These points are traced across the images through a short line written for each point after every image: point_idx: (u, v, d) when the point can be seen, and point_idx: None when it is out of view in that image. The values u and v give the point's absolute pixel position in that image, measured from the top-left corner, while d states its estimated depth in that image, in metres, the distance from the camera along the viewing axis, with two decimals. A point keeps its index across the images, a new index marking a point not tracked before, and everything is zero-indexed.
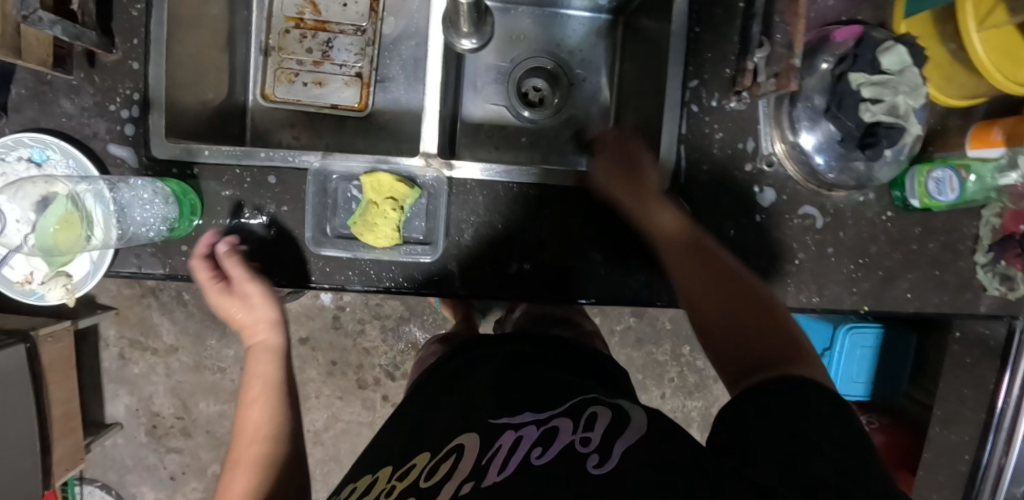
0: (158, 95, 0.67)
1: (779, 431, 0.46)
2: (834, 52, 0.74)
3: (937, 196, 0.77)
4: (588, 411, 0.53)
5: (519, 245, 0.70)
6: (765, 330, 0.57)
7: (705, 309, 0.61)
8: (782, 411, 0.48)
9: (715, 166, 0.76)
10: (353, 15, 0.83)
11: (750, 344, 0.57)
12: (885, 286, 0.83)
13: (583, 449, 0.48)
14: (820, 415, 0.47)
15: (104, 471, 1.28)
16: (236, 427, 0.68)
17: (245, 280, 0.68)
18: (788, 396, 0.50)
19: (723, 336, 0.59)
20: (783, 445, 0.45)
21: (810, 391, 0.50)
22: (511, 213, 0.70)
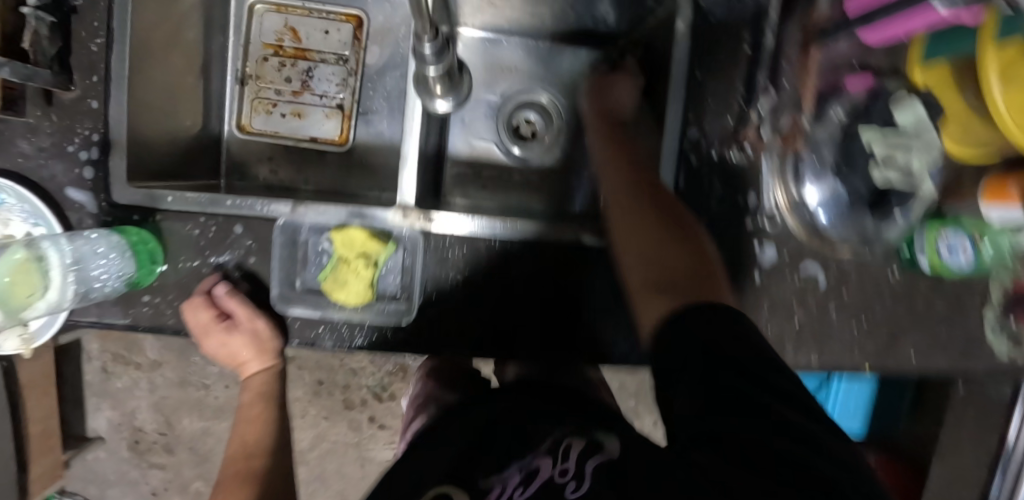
0: (118, 136, 0.63)
1: (714, 398, 0.47)
2: (848, 103, 0.67)
3: (948, 259, 0.72)
4: (562, 442, 0.55)
5: (492, 295, 0.66)
6: (679, 257, 0.59)
7: (627, 244, 0.61)
8: (705, 356, 0.49)
9: (712, 222, 0.72)
10: (335, 44, 0.79)
11: (661, 267, 0.58)
12: (889, 346, 0.77)
13: (561, 480, 0.51)
14: (742, 362, 0.48)
15: (86, 484, 1.27)
16: (232, 441, 0.69)
17: (250, 315, 0.64)
18: (705, 328, 0.50)
19: (638, 264, 0.60)
20: (720, 416, 0.46)
21: (725, 320, 0.51)
22: (489, 266, 0.66)
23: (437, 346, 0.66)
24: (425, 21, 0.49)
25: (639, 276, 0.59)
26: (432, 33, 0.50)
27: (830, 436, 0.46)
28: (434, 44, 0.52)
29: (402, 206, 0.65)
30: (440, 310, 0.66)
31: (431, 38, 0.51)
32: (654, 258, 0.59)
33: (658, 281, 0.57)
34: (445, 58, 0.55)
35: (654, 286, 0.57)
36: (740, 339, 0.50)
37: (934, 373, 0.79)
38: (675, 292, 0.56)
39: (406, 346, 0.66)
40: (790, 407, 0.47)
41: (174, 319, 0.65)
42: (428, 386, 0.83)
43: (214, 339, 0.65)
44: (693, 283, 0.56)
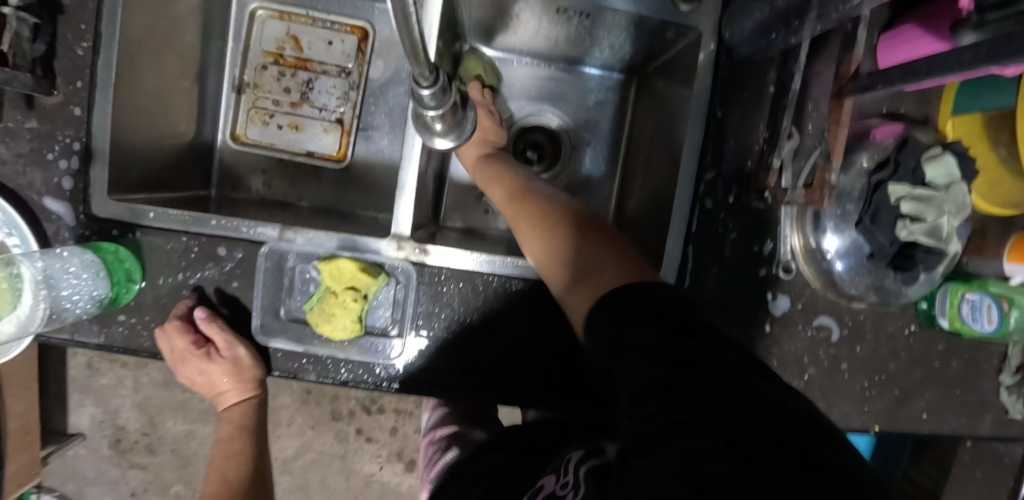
0: (101, 147, 0.60)
1: (653, 376, 0.41)
2: (874, 154, 0.65)
3: (970, 323, 0.68)
4: (565, 458, 0.52)
5: (499, 335, 0.62)
6: (597, 249, 0.53)
7: (546, 236, 0.57)
8: (633, 333, 0.43)
9: (726, 269, 0.67)
10: (338, 55, 0.75)
11: (578, 259, 0.54)
12: (901, 407, 0.72)
13: (562, 493, 0.48)
14: (678, 330, 0.43)
15: (64, 481, 1.23)
16: (208, 474, 0.66)
17: (232, 342, 0.61)
18: (635, 304, 0.45)
19: (556, 259, 0.55)
20: (661, 394, 0.40)
21: (656, 296, 0.46)
22: (499, 305, 0.62)
23: (436, 382, 0.62)
24: (426, 66, 0.44)
25: (562, 274, 0.54)
26: (431, 78, 0.45)
27: (788, 394, 0.40)
28: (433, 90, 0.47)
29: (396, 237, 0.62)
30: (447, 349, 0.62)
31: (430, 84, 0.46)
32: (572, 254, 0.54)
33: (579, 278, 0.52)
34: (447, 100, 0.50)
35: (572, 282, 0.53)
36: (672, 308, 0.44)
37: (947, 436, 0.74)
38: (595, 283, 0.51)
39: (410, 387, 0.62)
40: (741, 369, 0.40)
41: (151, 341, 0.62)
42: (451, 425, 0.81)
43: (192, 367, 0.62)
44: (606, 271, 0.51)
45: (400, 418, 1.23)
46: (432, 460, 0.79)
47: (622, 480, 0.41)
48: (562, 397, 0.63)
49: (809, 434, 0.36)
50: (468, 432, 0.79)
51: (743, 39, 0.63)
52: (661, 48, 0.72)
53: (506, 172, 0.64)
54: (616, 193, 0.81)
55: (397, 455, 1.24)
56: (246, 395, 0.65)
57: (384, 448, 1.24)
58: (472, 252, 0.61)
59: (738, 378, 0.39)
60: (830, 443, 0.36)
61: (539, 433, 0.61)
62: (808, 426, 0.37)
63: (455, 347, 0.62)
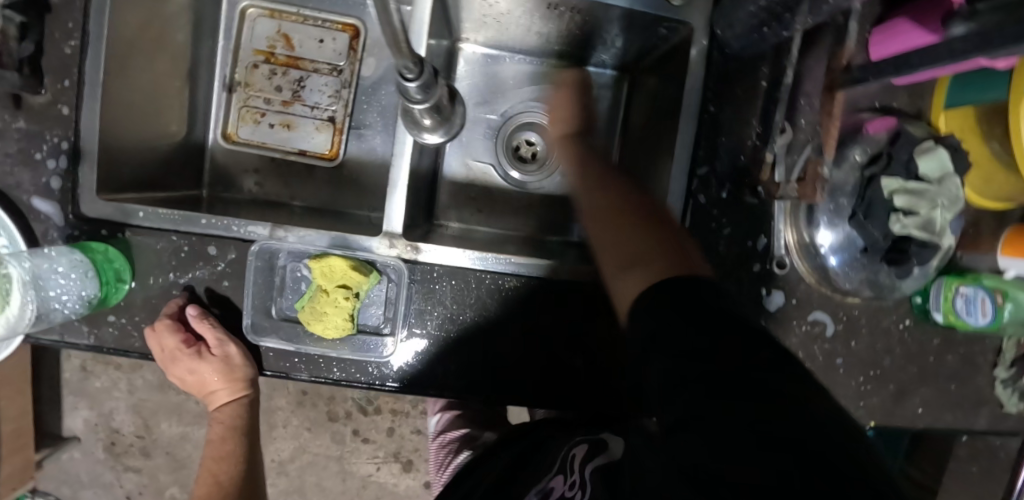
0: (90, 146, 0.59)
1: (678, 375, 0.39)
2: (867, 147, 0.65)
3: (965, 317, 0.68)
4: (568, 454, 0.54)
5: (502, 335, 0.63)
6: (651, 231, 0.50)
7: (596, 218, 0.54)
8: (663, 330, 0.41)
9: (720, 265, 0.67)
10: (330, 53, 0.75)
11: (629, 242, 0.50)
12: (897, 402, 0.72)
13: (570, 493, 0.50)
14: (713, 325, 0.40)
15: (59, 485, 1.22)
16: (200, 476, 0.65)
17: (223, 342, 0.60)
18: (675, 299, 0.42)
19: (603, 242, 0.52)
20: (685, 395, 0.38)
21: (698, 293, 0.43)
22: (499, 306, 0.62)
23: (430, 380, 0.62)
24: (411, 58, 0.44)
25: (610, 259, 0.51)
26: (416, 69, 0.46)
27: (831, 409, 0.35)
28: (419, 82, 0.47)
29: (389, 235, 0.61)
30: (448, 351, 0.62)
31: (415, 76, 0.46)
32: (618, 234, 0.51)
33: (631, 263, 0.48)
34: (433, 93, 0.50)
35: (622, 266, 0.49)
36: (711, 304, 0.42)
37: (944, 431, 0.74)
38: (648, 270, 0.47)
39: (408, 386, 0.62)
40: (780, 375, 0.37)
41: (142, 342, 0.62)
42: (461, 428, 0.81)
43: (182, 367, 0.62)
44: (662, 258, 0.47)
45: (397, 418, 1.23)
46: (444, 461, 0.78)
47: (645, 476, 0.41)
48: (565, 397, 0.63)
49: (843, 451, 0.33)
50: (479, 434, 0.79)
51: (734, 35, 0.63)
52: (654, 44, 0.72)
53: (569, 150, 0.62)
54: None
55: (395, 455, 1.24)
56: (238, 395, 0.64)
57: (381, 449, 1.23)
58: (465, 249, 0.62)
59: (772, 384, 0.36)
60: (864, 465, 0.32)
61: (549, 436, 0.62)
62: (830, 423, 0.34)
63: (451, 349, 0.62)
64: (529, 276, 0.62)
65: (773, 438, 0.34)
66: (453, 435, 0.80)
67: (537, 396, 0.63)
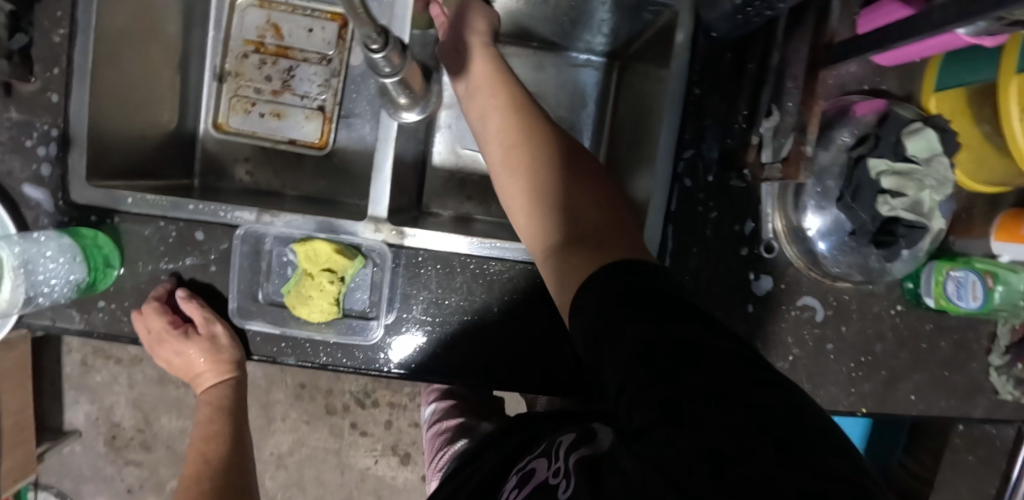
0: (79, 133, 0.60)
1: (640, 366, 0.37)
2: (854, 129, 0.65)
3: (956, 301, 0.67)
4: (557, 441, 0.52)
5: (495, 325, 0.63)
6: (597, 211, 0.51)
7: (542, 198, 0.53)
8: (619, 321, 0.40)
9: (707, 249, 0.67)
10: (319, 43, 0.76)
11: (580, 222, 0.50)
12: (889, 388, 0.71)
13: (554, 480, 0.47)
14: (672, 316, 0.38)
15: (60, 478, 1.23)
16: (188, 456, 0.65)
17: (208, 322, 0.61)
18: (627, 289, 0.42)
19: (549, 223, 0.52)
20: (649, 387, 0.36)
21: (650, 283, 0.42)
22: (492, 296, 0.62)
23: (427, 370, 0.63)
24: (371, 27, 0.44)
25: (556, 237, 0.51)
26: (379, 40, 0.45)
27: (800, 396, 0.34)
28: (384, 53, 0.47)
29: (373, 220, 0.62)
30: (441, 339, 0.62)
31: (380, 46, 0.46)
32: (574, 214, 0.51)
33: (578, 241, 0.49)
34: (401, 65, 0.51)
35: (568, 244, 0.49)
36: (669, 295, 0.40)
37: (938, 418, 0.73)
38: (596, 253, 0.47)
39: (404, 373, 0.62)
40: (744, 364, 0.35)
41: (131, 327, 0.62)
42: (458, 418, 0.77)
43: (168, 349, 0.62)
44: (611, 241, 0.48)
45: (394, 412, 1.23)
46: (437, 449, 0.76)
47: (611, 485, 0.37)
48: (561, 387, 0.64)
49: (807, 437, 0.31)
50: (476, 424, 0.76)
51: (719, 17, 0.63)
52: (640, 29, 0.73)
53: (504, 126, 0.59)
54: None
55: (393, 448, 1.24)
56: (222, 376, 0.64)
57: (379, 442, 1.23)
58: (465, 235, 0.62)
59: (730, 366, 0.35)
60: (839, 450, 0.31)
61: (544, 425, 0.61)
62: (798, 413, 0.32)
63: (445, 337, 0.62)
64: (519, 261, 0.62)
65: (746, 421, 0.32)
66: (449, 424, 0.77)
67: (531, 383, 0.63)
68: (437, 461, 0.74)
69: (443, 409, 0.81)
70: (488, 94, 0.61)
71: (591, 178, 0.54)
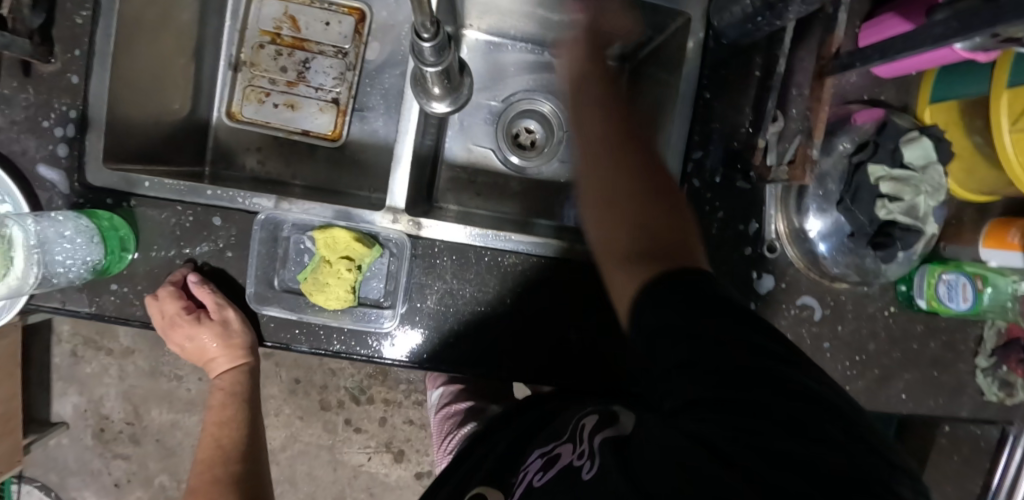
0: (97, 115, 0.60)
1: (688, 355, 0.39)
2: (854, 137, 0.68)
3: (946, 302, 0.70)
4: (579, 424, 0.53)
5: (521, 314, 0.64)
6: (670, 230, 0.48)
7: (613, 210, 0.51)
8: (673, 316, 0.41)
9: (715, 247, 0.70)
10: (335, 36, 0.77)
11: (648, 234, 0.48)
12: (880, 386, 0.74)
13: (579, 462, 0.48)
14: (723, 312, 0.41)
15: (46, 471, 1.20)
16: (201, 442, 0.65)
17: (222, 306, 0.61)
18: (671, 286, 0.43)
19: (620, 233, 0.50)
20: (704, 376, 0.39)
21: (709, 289, 0.43)
22: (516, 287, 0.64)
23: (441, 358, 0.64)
24: (427, 16, 0.48)
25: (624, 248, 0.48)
26: (432, 29, 0.50)
27: (838, 394, 0.38)
28: (434, 42, 0.51)
29: (391, 210, 0.63)
30: (459, 327, 0.64)
31: (431, 36, 0.50)
32: (646, 225, 0.49)
33: (646, 253, 0.47)
34: (446, 57, 0.54)
35: (638, 257, 0.47)
36: (720, 295, 0.42)
37: (925, 416, 0.76)
38: (661, 261, 0.46)
39: (420, 363, 0.63)
40: (790, 360, 0.39)
41: (143, 311, 0.62)
42: (467, 401, 0.78)
43: (182, 333, 0.62)
44: (677, 247, 0.47)
45: (389, 408, 1.23)
46: (446, 432, 0.76)
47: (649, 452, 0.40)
48: (564, 374, 0.65)
49: (854, 449, 0.34)
50: (485, 408, 0.77)
51: (730, 24, 0.66)
52: (650, 34, 0.75)
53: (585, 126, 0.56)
54: None
55: (386, 445, 1.24)
56: (234, 362, 0.64)
57: (373, 438, 1.23)
58: (466, 226, 0.63)
59: (777, 371, 0.38)
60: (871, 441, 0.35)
61: (551, 404, 0.64)
62: (849, 429, 0.36)
63: (456, 327, 0.64)
64: (530, 253, 0.64)
65: (794, 416, 0.35)
66: (458, 408, 0.78)
67: (547, 372, 0.64)
68: (447, 443, 0.75)
69: (451, 392, 0.81)
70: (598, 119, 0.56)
71: (665, 199, 0.51)
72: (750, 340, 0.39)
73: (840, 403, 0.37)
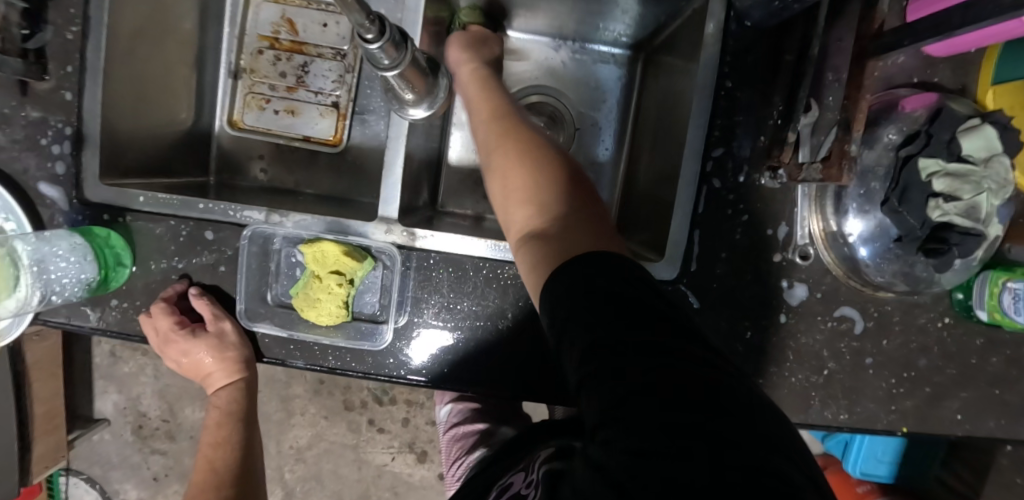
0: (91, 132, 0.60)
1: (598, 361, 0.36)
2: (902, 127, 0.62)
3: (1012, 315, 0.61)
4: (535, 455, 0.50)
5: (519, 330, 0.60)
6: (565, 197, 0.49)
7: (519, 195, 0.51)
8: (585, 320, 0.37)
9: (737, 255, 0.64)
10: (332, 37, 0.74)
11: (547, 211, 0.49)
12: (931, 405, 0.66)
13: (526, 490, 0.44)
14: (645, 318, 0.37)
15: (90, 465, 1.22)
16: (195, 466, 0.66)
17: (212, 321, 0.60)
18: (577, 280, 0.40)
19: (521, 210, 0.50)
20: (615, 387, 0.34)
21: (622, 281, 0.39)
22: (521, 301, 0.60)
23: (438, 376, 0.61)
24: (363, 14, 0.42)
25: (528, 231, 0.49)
26: (374, 28, 0.43)
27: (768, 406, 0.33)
28: (381, 43, 0.45)
29: (384, 220, 0.60)
30: (463, 344, 0.60)
31: (376, 36, 0.44)
32: (547, 199, 0.49)
33: (544, 235, 0.47)
34: (401, 57, 0.48)
35: (542, 238, 0.47)
36: (642, 295, 0.38)
37: (985, 439, 0.67)
38: (569, 244, 0.45)
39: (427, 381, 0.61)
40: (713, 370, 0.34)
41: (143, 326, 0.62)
42: (478, 423, 0.76)
43: (176, 350, 0.62)
44: (586, 231, 0.46)
45: (411, 409, 1.21)
46: (456, 457, 0.74)
47: (566, 489, 0.35)
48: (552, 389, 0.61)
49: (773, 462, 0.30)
50: (496, 430, 0.74)
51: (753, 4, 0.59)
52: (666, 19, 0.69)
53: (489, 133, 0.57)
54: (620, 177, 0.79)
55: (410, 445, 1.22)
56: (227, 379, 0.64)
57: (397, 439, 1.21)
58: (482, 238, 0.59)
59: (691, 375, 0.33)
60: (791, 457, 0.31)
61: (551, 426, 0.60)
62: (779, 447, 0.31)
63: (457, 342, 0.60)
64: None
65: (704, 428, 0.31)
66: (468, 429, 0.75)
67: (545, 393, 0.61)
68: (456, 470, 0.73)
69: (460, 412, 0.79)
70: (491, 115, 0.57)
71: (578, 185, 0.50)
72: (661, 345, 0.35)
73: (772, 418, 0.32)
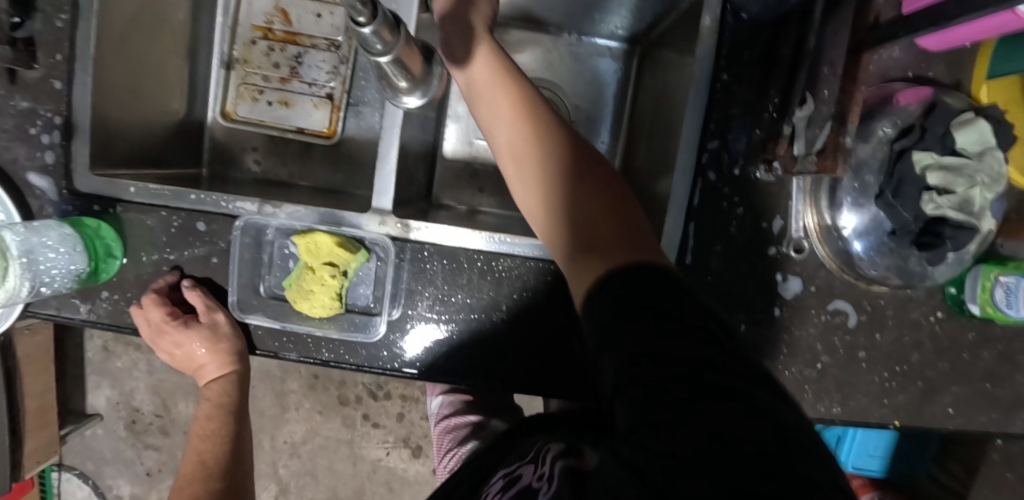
0: (81, 121, 0.59)
1: (633, 368, 0.36)
2: (896, 120, 0.62)
3: (1004, 309, 0.62)
4: (545, 448, 0.48)
5: (517, 323, 0.60)
6: (595, 203, 0.48)
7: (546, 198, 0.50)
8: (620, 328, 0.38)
9: (732, 248, 0.64)
10: (327, 28, 0.74)
11: (580, 216, 0.48)
12: (924, 400, 0.66)
13: (537, 484, 0.43)
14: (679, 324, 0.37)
15: (82, 461, 1.21)
16: (183, 461, 0.65)
17: (206, 312, 0.60)
18: (616, 292, 0.40)
19: (550, 216, 0.50)
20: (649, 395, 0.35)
21: (659, 291, 0.39)
22: (517, 294, 0.60)
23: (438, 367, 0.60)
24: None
25: (561, 238, 0.48)
26: (366, 11, 0.43)
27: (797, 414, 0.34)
28: (373, 27, 0.44)
29: (378, 212, 0.60)
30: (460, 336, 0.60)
31: (368, 19, 0.44)
32: (578, 206, 0.49)
33: (577, 243, 0.47)
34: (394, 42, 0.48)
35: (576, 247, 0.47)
36: (676, 302, 0.38)
37: (977, 433, 0.68)
38: (606, 254, 0.44)
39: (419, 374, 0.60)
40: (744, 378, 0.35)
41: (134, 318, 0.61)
42: (469, 414, 0.76)
43: (167, 341, 0.61)
44: (623, 239, 0.45)
45: (406, 404, 1.21)
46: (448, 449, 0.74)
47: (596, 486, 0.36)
48: (553, 382, 0.60)
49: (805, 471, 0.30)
50: (487, 421, 0.74)
51: None
52: (663, 12, 0.69)
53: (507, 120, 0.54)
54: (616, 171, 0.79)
55: (404, 441, 1.22)
56: (220, 371, 0.63)
57: (391, 434, 1.21)
58: (478, 230, 0.59)
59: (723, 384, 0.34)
60: (820, 464, 0.31)
61: (550, 418, 0.60)
62: (810, 456, 0.31)
63: (453, 334, 0.60)
64: (529, 256, 0.59)
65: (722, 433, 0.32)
66: (458, 421, 0.76)
67: (545, 384, 0.61)
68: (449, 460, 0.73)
69: (450, 403, 0.79)
70: (495, 101, 0.54)
71: (606, 187, 0.49)
72: (696, 354, 0.35)
73: (801, 427, 0.33)
